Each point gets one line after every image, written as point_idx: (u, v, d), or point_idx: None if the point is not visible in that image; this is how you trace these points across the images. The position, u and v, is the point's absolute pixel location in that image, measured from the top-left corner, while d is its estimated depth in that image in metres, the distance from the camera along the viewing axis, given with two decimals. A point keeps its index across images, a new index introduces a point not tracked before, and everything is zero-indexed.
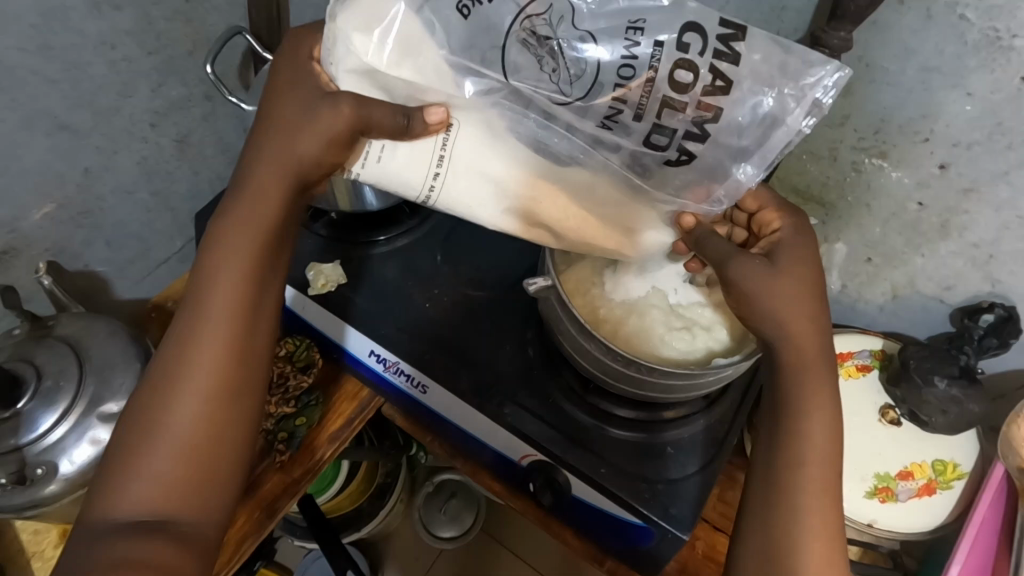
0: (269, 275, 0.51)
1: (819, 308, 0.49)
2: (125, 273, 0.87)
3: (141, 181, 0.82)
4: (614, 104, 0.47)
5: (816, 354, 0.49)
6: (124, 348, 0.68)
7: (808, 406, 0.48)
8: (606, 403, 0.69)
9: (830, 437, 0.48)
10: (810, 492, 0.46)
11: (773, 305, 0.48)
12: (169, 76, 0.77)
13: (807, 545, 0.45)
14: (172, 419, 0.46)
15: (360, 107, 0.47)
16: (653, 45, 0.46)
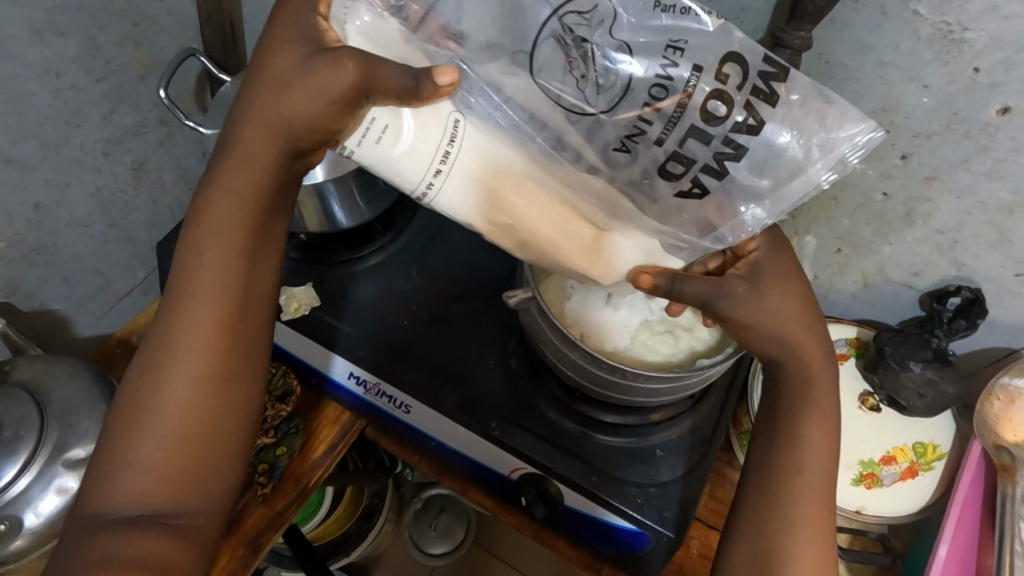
0: (257, 258, 0.50)
1: (815, 328, 0.52)
2: (85, 310, 0.84)
3: (96, 213, 0.78)
4: (635, 131, 0.45)
5: (817, 369, 0.52)
6: (89, 388, 0.65)
7: (810, 415, 0.51)
8: (592, 410, 0.69)
9: (826, 447, 0.50)
10: (803, 497, 0.49)
11: (766, 324, 0.50)
12: (120, 103, 0.74)
13: (799, 544, 0.47)
14: (165, 406, 0.47)
15: (364, 64, 0.44)
16: (691, 69, 0.44)
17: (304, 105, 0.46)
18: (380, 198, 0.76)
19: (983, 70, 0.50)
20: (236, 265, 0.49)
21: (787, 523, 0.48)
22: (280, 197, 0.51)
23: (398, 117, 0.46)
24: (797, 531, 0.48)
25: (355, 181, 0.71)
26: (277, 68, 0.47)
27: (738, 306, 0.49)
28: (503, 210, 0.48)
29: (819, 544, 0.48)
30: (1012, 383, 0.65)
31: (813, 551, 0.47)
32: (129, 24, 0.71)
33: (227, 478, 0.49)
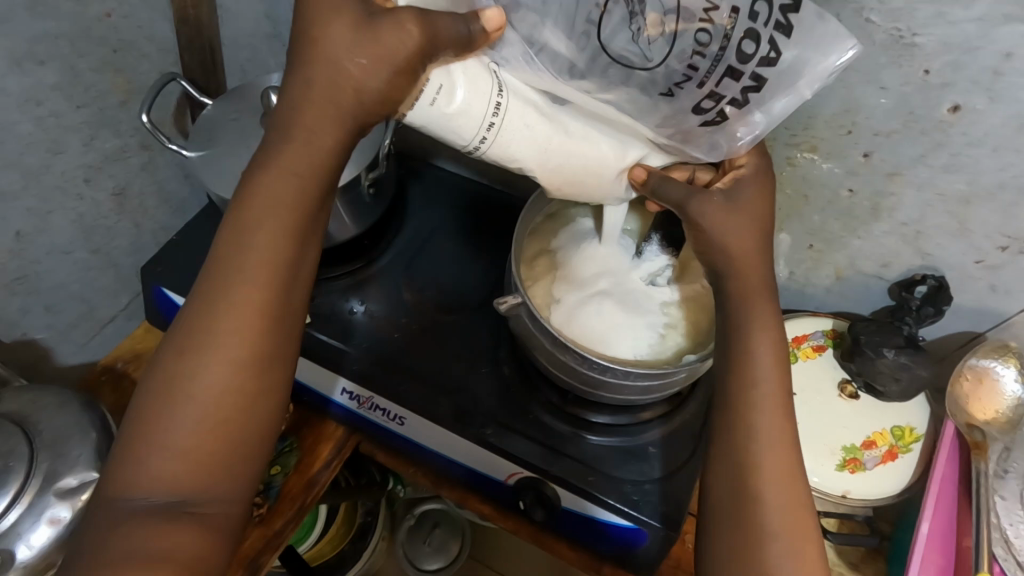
0: (301, 243, 0.50)
1: (767, 241, 0.55)
2: (68, 337, 0.82)
3: (78, 240, 0.78)
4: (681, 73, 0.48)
5: (757, 282, 0.54)
6: (78, 417, 0.64)
7: (761, 339, 0.53)
8: (584, 411, 0.70)
9: (775, 356, 0.53)
10: (765, 409, 0.51)
11: (726, 236, 0.53)
12: (101, 128, 0.74)
13: (769, 469, 0.49)
14: (199, 391, 0.47)
15: (426, 24, 0.45)
16: (730, 11, 0.46)
17: (367, 76, 0.46)
18: (368, 213, 0.77)
19: (934, 71, 0.54)
20: (281, 248, 0.49)
21: (756, 450, 0.50)
22: (332, 172, 0.51)
23: (449, 75, 0.49)
24: (768, 454, 0.50)
25: (341, 198, 0.72)
26: (328, 44, 0.46)
27: (713, 209, 0.53)
28: (535, 147, 0.52)
29: (791, 465, 0.50)
30: (980, 363, 0.69)
31: (783, 470, 0.49)
32: (108, 51, 0.71)
33: (256, 464, 0.49)
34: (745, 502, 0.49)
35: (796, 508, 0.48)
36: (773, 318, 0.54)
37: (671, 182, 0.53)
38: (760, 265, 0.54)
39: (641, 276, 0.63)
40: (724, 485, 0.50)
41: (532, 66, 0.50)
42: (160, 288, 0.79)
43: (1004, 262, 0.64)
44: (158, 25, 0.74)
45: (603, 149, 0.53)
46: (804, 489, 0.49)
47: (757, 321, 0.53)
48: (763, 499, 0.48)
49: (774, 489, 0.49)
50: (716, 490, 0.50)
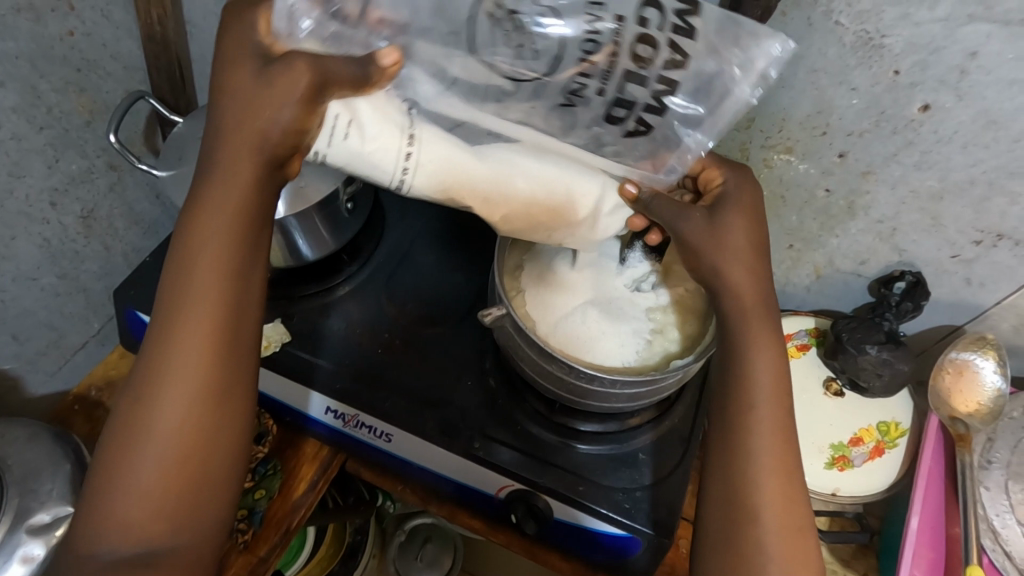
0: (244, 275, 0.50)
1: (760, 263, 0.54)
2: (38, 367, 0.79)
3: (45, 265, 0.75)
4: (578, 78, 0.47)
5: (756, 305, 0.54)
6: (51, 449, 0.62)
7: (757, 353, 0.53)
8: (572, 420, 0.69)
9: (773, 374, 0.53)
10: (761, 433, 0.51)
11: (721, 258, 0.53)
12: (66, 150, 0.72)
13: (766, 495, 0.49)
14: (155, 436, 0.46)
15: (315, 62, 0.45)
16: (614, 20, 0.46)
17: (274, 112, 0.46)
18: (345, 229, 0.76)
19: (904, 71, 0.55)
20: (228, 280, 0.49)
21: (757, 469, 0.50)
22: (265, 201, 0.50)
23: (355, 108, 0.47)
24: (765, 470, 0.50)
25: (318, 214, 0.71)
26: (242, 85, 0.47)
27: (701, 230, 0.54)
28: (459, 174, 0.50)
29: (788, 480, 0.50)
30: (960, 356, 0.70)
31: (782, 486, 0.50)
32: (71, 70, 0.69)
33: (224, 501, 0.49)
34: (744, 520, 0.49)
35: (794, 524, 0.49)
36: (768, 334, 0.54)
37: (663, 199, 0.54)
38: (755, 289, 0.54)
39: (625, 282, 0.63)
40: (718, 505, 0.50)
41: (446, 98, 0.49)
42: (134, 311, 0.77)
43: (978, 255, 0.65)
44: (123, 43, 0.74)
45: (532, 181, 0.51)
46: (802, 504, 0.50)
47: (754, 338, 0.53)
48: (761, 516, 0.49)
49: (773, 506, 0.49)
50: (714, 506, 0.50)
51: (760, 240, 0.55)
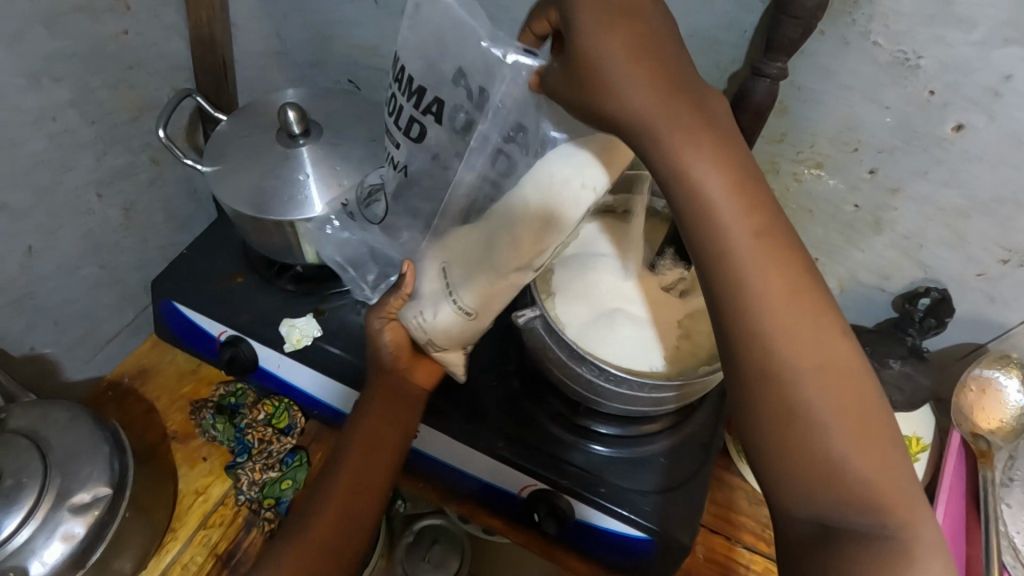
0: (385, 452, 0.62)
1: (661, 67, 0.40)
2: (74, 354, 0.81)
3: (88, 255, 0.78)
4: (435, 99, 0.55)
5: (685, 105, 0.39)
6: (91, 432, 0.64)
7: (727, 213, 0.38)
8: (594, 423, 0.70)
9: (732, 189, 0.38)
10: (763, 304, 0.37)
11: (620, 69, 0.40)
12: (114, 144, 0.74)
13: (818, 398, 0.36)
14: (283, 568, 0.55)
15: (371, 318, 0.64)
16: (417, 95, 0.56)
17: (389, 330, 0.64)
18: None
19: (937, 92, 0.56)
20: (375, 454, 0.61)
21: (790, 367, 0.37)
22: (410, 423, 0.64)
23: (397, 313, 0.63)
24: (804, 368, 0.36)
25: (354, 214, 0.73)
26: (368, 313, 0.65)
27: (584, 47, 0.41)
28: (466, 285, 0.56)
29: (841, 376, 0.36)
30: (984, 373, 0.70)
31: (836, 393, 0.36)
32: (123, 67, 0.72)
33: None
34: (803, 450, 0.36)
35: (858, 423, 0.35)
36: (721, 165, 0.39)
37: (552, 68, 0.46)
38: (675, 113, 0.39)
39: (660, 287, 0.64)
40: (771, 443, 0.37)
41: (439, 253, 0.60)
42: (170, 301, 0.79)
43: (1003, 274, 0.66)
44: (171, 42, 0.77)
45: (506, 254, 0.52)
46: (852, 382, 0.36)
47: (695, 195, 0.38)
48: (816, 442, 0.36)
49: (830, 415, 0.35)
50: (767, 439, 0.37)
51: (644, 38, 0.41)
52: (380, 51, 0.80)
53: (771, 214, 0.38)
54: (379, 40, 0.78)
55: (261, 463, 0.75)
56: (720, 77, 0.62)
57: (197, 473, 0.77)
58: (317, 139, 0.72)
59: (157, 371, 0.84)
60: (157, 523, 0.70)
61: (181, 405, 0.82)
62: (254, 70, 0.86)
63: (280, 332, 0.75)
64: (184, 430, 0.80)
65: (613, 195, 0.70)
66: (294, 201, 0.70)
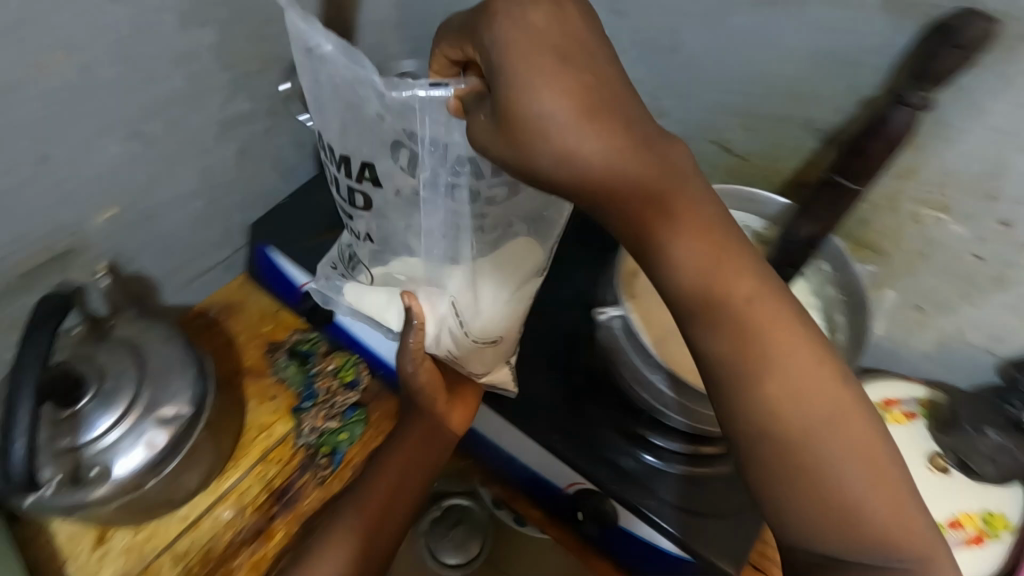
0: (417, 467, 0.66)
1: (593, 95, 0.34)
2: (173, 280, 0.87)
3: (200, 190, 0.83)
4: (364, 164, 0.54)
5: (651, 157, 0.34)
6: (182, 353, 0.69)
7: (709, 281, 0.35)
8: (652, 433, 0.68)
9: (721, 264, 0.36)
10: (763, 386, 0.36)
11: (581, 137, 0.34)
12: (239, 90, 0.79)
13: (833, 453, 0.35)
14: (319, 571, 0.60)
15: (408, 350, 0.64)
16: (359, 164, 0.54)
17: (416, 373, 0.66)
18: None
19: None
20: (405, 473, 0.66)
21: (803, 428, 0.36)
22: (438, 446, 0.67)
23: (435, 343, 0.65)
24: (812, 426, 0.36)
25: None
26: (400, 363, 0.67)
27: (505, 108, 0.36)
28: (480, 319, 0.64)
29: (846, 429, 0.36)
30: None
31: (846, 448, 0.36)
32: (260, 20, 0.76)
33: None
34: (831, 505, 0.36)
35: (879, 472, 0.36)
36: (702, 220, 0.35)
37: (479, 118, 0.39)
38: (657, 154, 0.35)
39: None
40: (786, 511, 0.37)
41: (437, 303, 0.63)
42: (266, 246, 0.85)
43: None
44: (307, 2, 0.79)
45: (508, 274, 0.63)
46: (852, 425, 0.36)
47: (681, 255, 0.35)
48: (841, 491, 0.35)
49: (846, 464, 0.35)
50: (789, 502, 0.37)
51: (576, 54, 0.35)
52: None
53: (760, 274, 0.36)
54: None
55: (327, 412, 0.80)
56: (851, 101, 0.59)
57: (264, 409, 0.81)
58: None
59: (244, 308, 0.90)
60: (223, 448, 0.74)
61: (259, 343, 0.87)
62: (376, 37, 0.89)
63: None
64: (258, 367, 0.85)
65: None
66: None
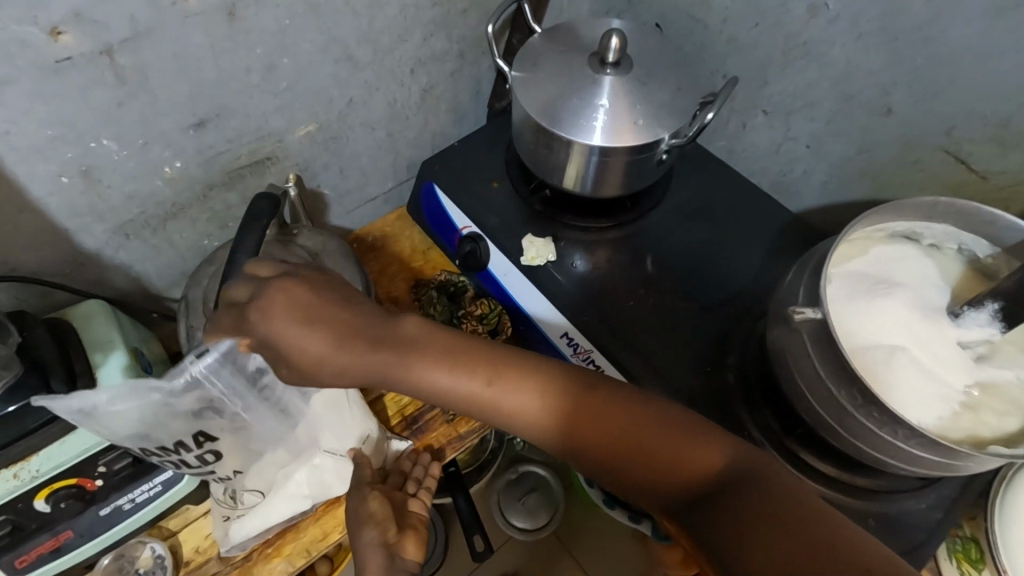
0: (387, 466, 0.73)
1: (305, 305, 0.51)
2: (341, 202, 0.92)
3: (384, 121, 0.86)
4: (199, 432, 0.58)
5: (349, 330, 0.52)
6: (354, 270, 0.74)
7: (503, 391, 0.53)
8: (807, 451, 0.64)
9: (490, 367, 0.53)
10: (622, 457, 0.50)
11: (335, 347, 0.51)
12: (441, 29, 0.81)
13: (696, 466, 0.48)
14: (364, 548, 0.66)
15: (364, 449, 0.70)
16: (199, 446, 0.59)
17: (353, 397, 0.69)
18: (644, 176, 0.77)
19: None
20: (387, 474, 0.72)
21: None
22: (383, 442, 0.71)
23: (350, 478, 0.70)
24: (682, 455, 0.48)
25: (634, 155, 0.72)
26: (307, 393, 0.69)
27: (265, 322, 0.50)
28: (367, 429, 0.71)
29: (679, 442, 0.49)
30: None
31: (688, 457, 0.48)
32: None
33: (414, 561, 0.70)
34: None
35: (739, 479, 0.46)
36: (562, 395, 0.52)
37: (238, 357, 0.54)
38: (518, 384, 0.53)
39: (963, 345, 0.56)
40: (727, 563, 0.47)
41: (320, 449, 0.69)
42: (431, 186, 0.87)
43: None
44: None
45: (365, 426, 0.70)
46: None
47: (516, 384, 0.53)
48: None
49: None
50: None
51: (345, 298, 0.54)
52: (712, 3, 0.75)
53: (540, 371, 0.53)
54: None
55: None
56: None
57: None
58: (626, 73, 0.71)
59: (398, 241, 0.94)
60: None
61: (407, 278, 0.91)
62: None
63: (519, 245, 0.79)
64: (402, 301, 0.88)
65: (931, 226, 0.61)
66: (585, 125, 0.70)
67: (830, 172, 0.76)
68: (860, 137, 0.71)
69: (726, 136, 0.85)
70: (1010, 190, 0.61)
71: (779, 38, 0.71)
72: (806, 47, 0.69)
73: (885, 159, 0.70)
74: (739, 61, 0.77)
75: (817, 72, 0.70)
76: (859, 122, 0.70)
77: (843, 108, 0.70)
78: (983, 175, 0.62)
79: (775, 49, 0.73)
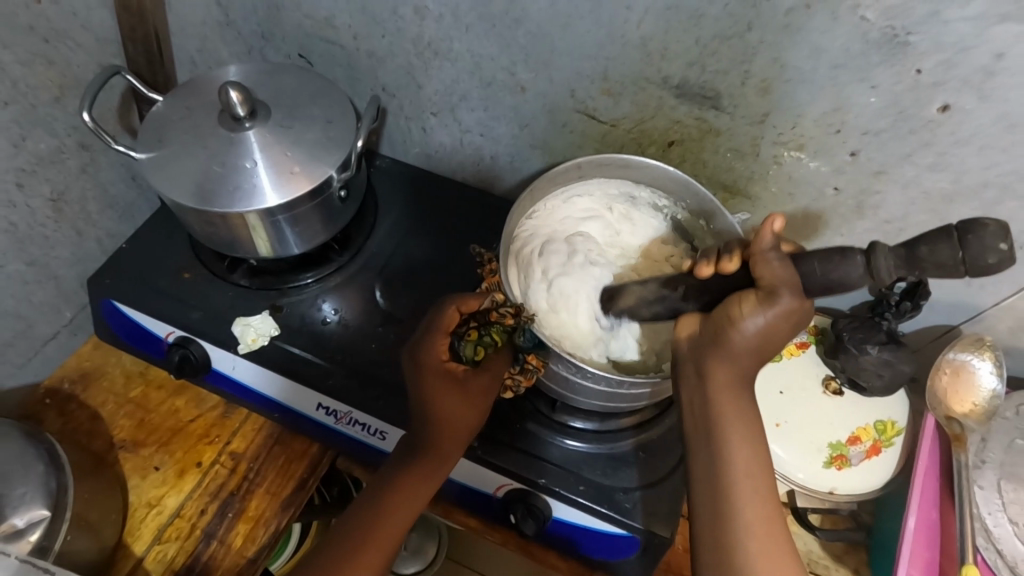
0: (436, 418, 0.57)
1: (466, 391, 0.57)
2: (4, 359, 0.74)
3: (12, 251, 0.70)
4: None
5: (449, 400, 0.57)
6: (21, 448, 0.61)
7: (455, 423, 0.57)
8: (572, 418, 0.68)
9: (454, 415, 0.57)
10: (741, 497, 0.44)
11: (431, 413, 0.56)
12: (33, 127, 0.67)
13: (743, 498, 0.44)
14: (431, 431, 0.57)
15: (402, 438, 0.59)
16: None
17: (459, 417, 0.57)
18: (338, 217, 0.72)
19: (927, 71, 0.50)
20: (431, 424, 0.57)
21: (732, 538, 0.44)
22: (440, 428, 0.57)
23: None
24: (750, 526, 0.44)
25: (309, 203, 0.66)
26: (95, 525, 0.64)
27: (433, 370, 0.57)
28: None
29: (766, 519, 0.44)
30: (959, 357, 0.67)
31: (762, 518, 0.44)
32: (39, 41, 0.64)
33: (419, 502, 0.57)
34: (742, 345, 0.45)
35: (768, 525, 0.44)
36: (466, 420, 0.58)
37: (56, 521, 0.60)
38: (460, 408, 0.57)
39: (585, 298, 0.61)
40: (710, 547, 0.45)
41: None
42: (111, 303, 0.73)
43: None
44: (95, 12, 0.68)
45: None
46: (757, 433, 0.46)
47: (444, 414, 0.57)
48: (726, 362, 0.46)
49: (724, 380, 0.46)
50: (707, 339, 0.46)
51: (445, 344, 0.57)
52: (337, 21, 0.72)
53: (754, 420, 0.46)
54: (333, 9, 0.70)
55: (233, 469, 0.73)
56: (699, 55, 0.57)
57: (149, 484, 0.72)
58: (266, 121, 0.66)
59: (102, 373, 0.78)
60: (104, 541, 0.66)
61: (130, 411, 0.76)
62: (198, 43, 0.78)
63: (234, 333, 0.70)
64: (133, 439, 0.74)
65: (589, 182, 0.67)
66: (241, 191, 0.63)
67: (510, 154, 0.77)
68: (515, 116, 0.72)
69: (415, 144, 0.83)
70: (638, 131, 0.66)
71: (407, 43, 0.70)
72: (434, 47, 0.69)
73: (545, 130, 0.72)
74: (385, 72, 0.75)
75: (455, 68, 0.70)
76: (509, 102, 0.71)
77: (490, 93, 0.71)
78: (612, 123, 0.67)
79: (410, 54, 0.71)
